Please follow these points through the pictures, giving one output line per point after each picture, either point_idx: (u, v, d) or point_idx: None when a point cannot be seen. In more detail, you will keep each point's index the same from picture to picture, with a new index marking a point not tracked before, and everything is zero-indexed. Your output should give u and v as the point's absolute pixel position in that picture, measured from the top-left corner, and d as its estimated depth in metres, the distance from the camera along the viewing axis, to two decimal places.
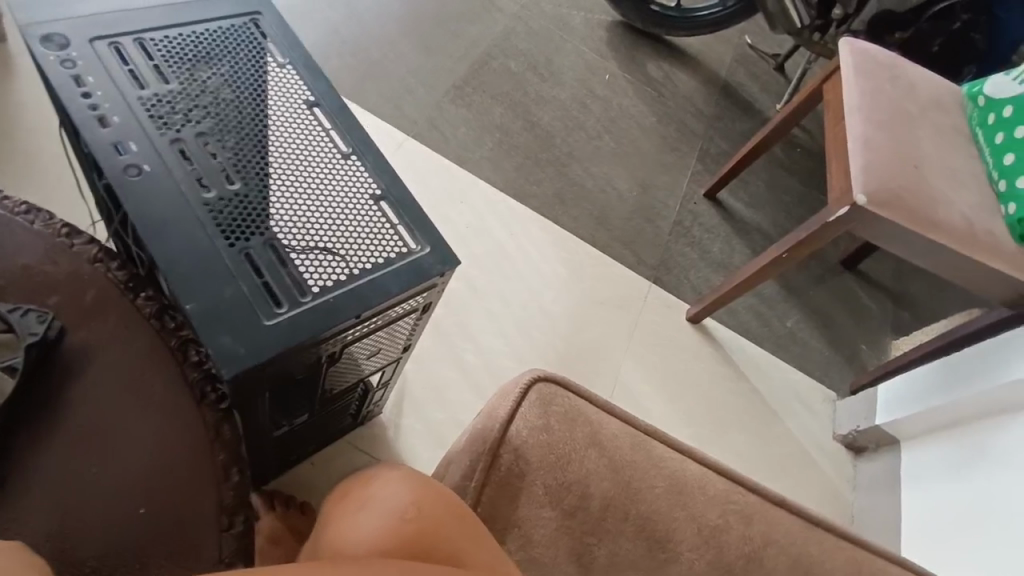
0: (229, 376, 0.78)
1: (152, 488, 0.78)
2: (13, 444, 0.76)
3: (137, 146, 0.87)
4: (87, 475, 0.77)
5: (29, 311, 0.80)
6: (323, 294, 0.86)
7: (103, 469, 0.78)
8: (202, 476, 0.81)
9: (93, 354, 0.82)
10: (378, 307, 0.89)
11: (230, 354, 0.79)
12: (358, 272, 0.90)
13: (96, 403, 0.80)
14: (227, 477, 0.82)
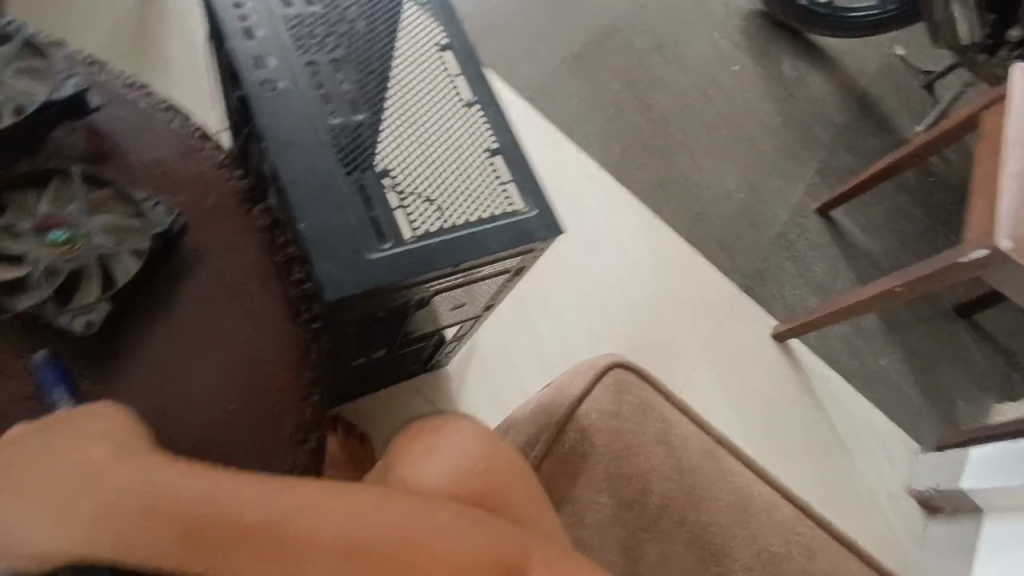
0: (327, 301, 0.80)
1: (241, 389, 0.83)
2: (128, 321, 0.82)
3: (275, 63, 0.89)
4: (188, 366, 0.82)
5: (156, 202, 0.84)
6: (426, 239, 0.86)
7: (202, 363, 0.83)
8: (286, 389, 0.84)
9: (208, 254, 0.87)
10: (476, 262, 0.88)
11: (332, 279, 0.81)
12: (462, 223, 0.89)
13: (203, 300, 0.85)
14: (309, 395, 0.84)
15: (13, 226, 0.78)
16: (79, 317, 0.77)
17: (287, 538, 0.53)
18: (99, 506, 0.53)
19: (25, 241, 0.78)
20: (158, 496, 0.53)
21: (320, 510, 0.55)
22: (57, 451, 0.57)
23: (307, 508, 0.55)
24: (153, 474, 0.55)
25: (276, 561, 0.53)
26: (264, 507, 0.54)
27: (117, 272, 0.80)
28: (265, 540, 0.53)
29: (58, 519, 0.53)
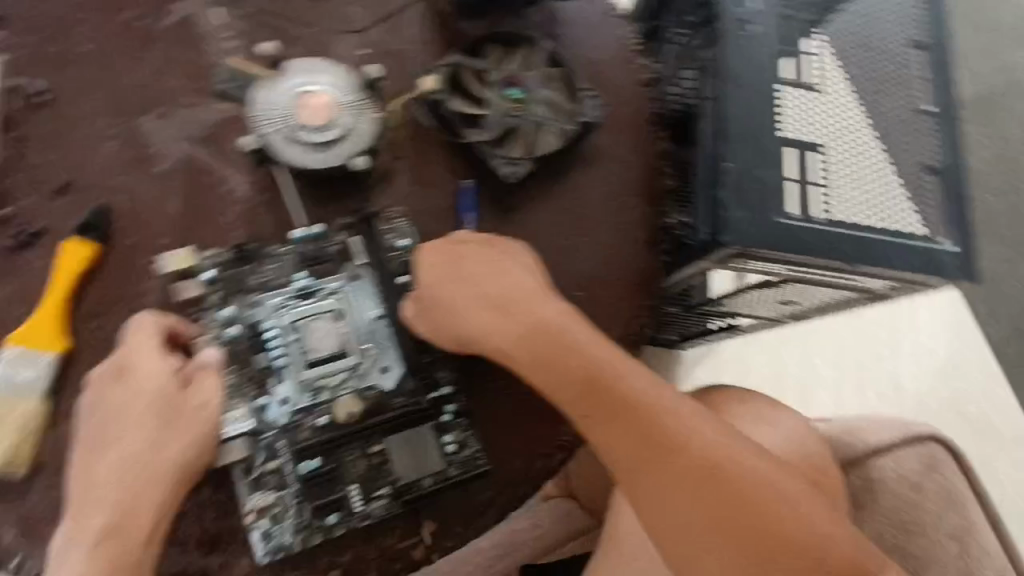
0: (724, 242, 0.81)
1: (590, 284, 0.91)
2: (527, 186, 0.92)
3: (757, 5, 0.90)
4: (557, 244, 0.91)
5: (590, 94, 0.93)
6: (838, 226, 0.83)
7: (569, 247, 0.92)
8: (624, 301, 0.92)
9: (606, 158, 0.95)
10: (874, 270, 0.84)
11: (738, 224, 0.82)
12: (878, 226, 0.84)
13: (588, 195, 0.93)
14: (640, 316, 0.92)
15: (485, 71, 0.90)
16: (507, 163, 0.89)
17: (654, 434, 0.65)
18: (532, 338, 0.69)
19: (490, 86, 0.90)
20: (570, 353, 0.67)
21: (677, 425, 0.65)
22: (504, 274, 0.72)
23: (672, 421, 0.66)
24: (573, 332, 0.69)
25: (643, 443, 0.65)
26: (641, 399, 0.66)
27: (536, 145, 0.90)
28: (636, 427, 0.65)
29: (481, 317, 0.70)
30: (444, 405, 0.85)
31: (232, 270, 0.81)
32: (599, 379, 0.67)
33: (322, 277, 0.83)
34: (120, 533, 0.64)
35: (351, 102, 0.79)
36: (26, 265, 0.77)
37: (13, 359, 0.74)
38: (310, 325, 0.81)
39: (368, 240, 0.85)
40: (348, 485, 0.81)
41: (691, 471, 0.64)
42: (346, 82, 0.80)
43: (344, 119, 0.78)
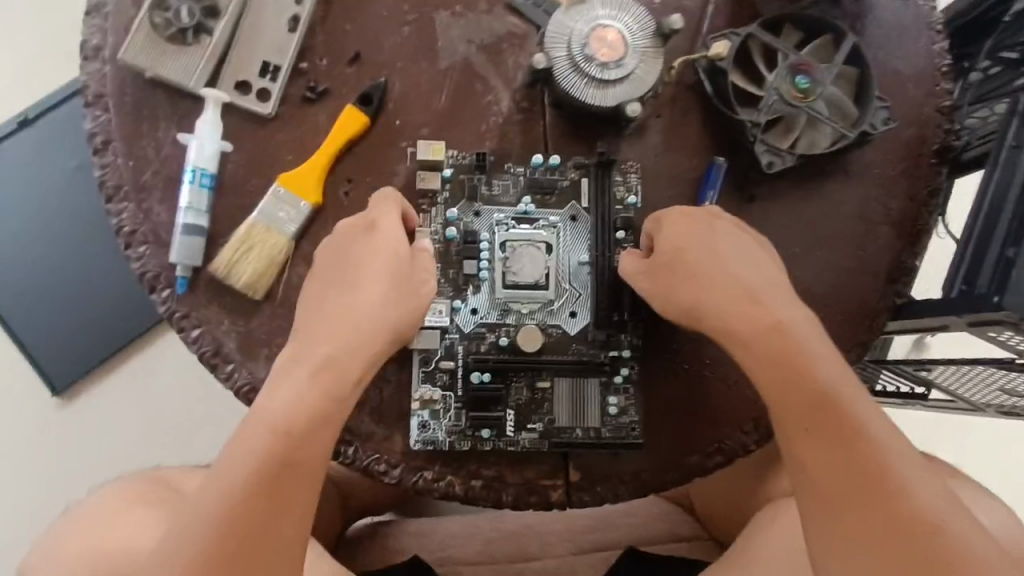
0: None
1: (811, 301, 0.88)
2: (780, 180, 0.89)
3: None
4: (790, 250, 0.88)
5: (881, 107, 0.86)
6: None
7: (801, 256, 0.88)
8: (839, 329, 0.88)
9: (871, 177, 0.90)
10: None
11: None
12: None
13: (838, 209, 0.89)
14: (851, 349, 0.88)
15: (779, 50, 0.84)
16: (768, 153, 0.85)
17: (860, 467, 0.65)
18: (767, 331, 0.71)
19: (779, 67, 0.83)
20: (803, 359, 0.70)
21: (890, 471, 0.64)
22: (754, 265, 0.74)
23: (886, 465, 0.64)
24: (810, 341, 0.71)
25: (844, 471, 0.65)
26: (860, 429, 0.66)
27: (802, 140, 0.85)
28: (845, 453, 0.66)
29: (723, 295, 0.73)
30: (620, 366, 0.83)
31: (468, 175, 0.84)
32: (823, 394, 0.68)
33: (544, 207, 0.84)
34: (339, 368, 0.68)
35: (643, 46, 0.78)
36: (308, 117, 0.84)
37: (281, 195, 0.81)
38: (520, 249, 0.82)
39: (597, 184, 0.85)
40: (507, 409, 0.82)
41: (889, 518, 0.63)
42: (641, 24, 0.79)
43: (633, 62, 0.78)
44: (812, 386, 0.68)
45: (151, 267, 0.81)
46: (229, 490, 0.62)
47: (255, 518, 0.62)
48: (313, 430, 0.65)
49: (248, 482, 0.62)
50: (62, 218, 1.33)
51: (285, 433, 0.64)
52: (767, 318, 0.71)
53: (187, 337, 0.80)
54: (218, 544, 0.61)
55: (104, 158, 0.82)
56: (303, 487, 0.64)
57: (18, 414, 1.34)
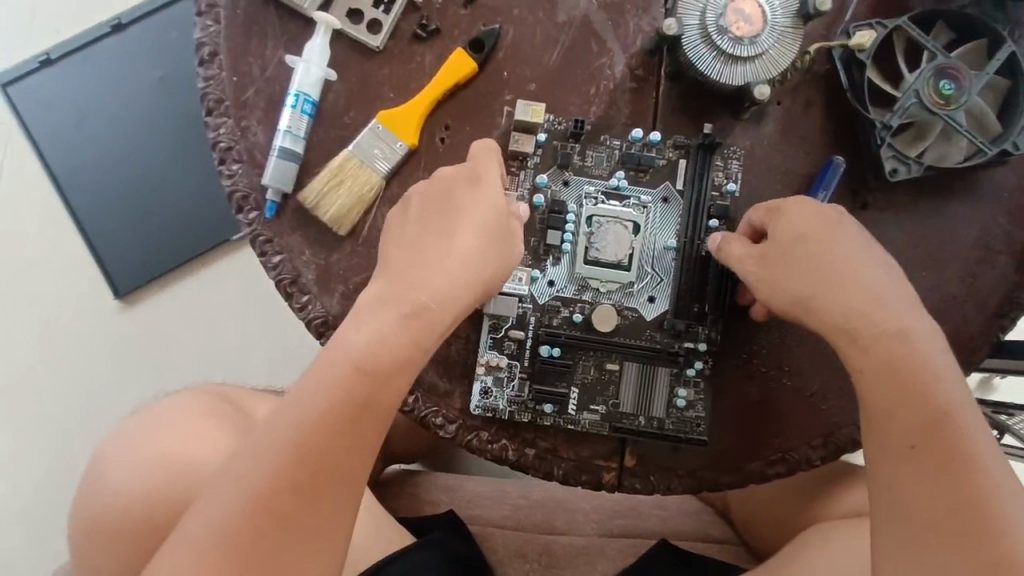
0: None
1: None
2: (898, 189, 0.83)
3: None
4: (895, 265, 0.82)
5: None
6: None
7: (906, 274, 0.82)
8: None
9: (999, 200, 0.83)
10: None
11: None
12: None
13: (956, 228, 0.83)
14: None
15: (926, 49, 0.78)
16: (894, 160, 0.79)
17: (958, 498, 0.61)
18: (885, 343, 0.67)
19: (923, 69, 0.77)
20: (924, 378, 0.65)
21: (987, 509, 0.61)
22: (877, 264, 0.70)
23: (986, 502, 0.61)
24: (933, 361, 0.66)
25: (935, 497, 0.62)
26: (967, 461, 0.62)
27: (930, 151, 0.80)
28: (947, 482, 0.62)
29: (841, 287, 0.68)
30: (693, 360, 0.80)
31: (562, 142, 0.81)
32: (936, 417, 0.64)
33: (636, 184, 0.81)
34: (429, 317, 0.67)
35: (780, 26, 0.75)
36: (416, 56, 0.82)
37: (377, 132, 0.79)
38: (606, 225, 0.79)
39: (695, 168, 0.81)
40: (572, 386, 0.79)
41: (974, 556, 0.60)
42: (782, 3, 0.76)
43: (766, 41, 0.75)
44: (927, 409, 0.64)
45: (242, 186, 0.80)
46: (306, 420, 0.62)
47: (326, 450, 0.61)
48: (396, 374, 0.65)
49: (324, 415, 0.62)
50: (143, 129, 1.35)
51: (366, 371, 0.64)
52: (890, 330, 0.67)
53: (268, 262, 0.79)
54: (286, 473, 0.60)
55: (209, 69, 0.81)
56: (373, 427, 0.64)
57: (82, 310, 1.38)
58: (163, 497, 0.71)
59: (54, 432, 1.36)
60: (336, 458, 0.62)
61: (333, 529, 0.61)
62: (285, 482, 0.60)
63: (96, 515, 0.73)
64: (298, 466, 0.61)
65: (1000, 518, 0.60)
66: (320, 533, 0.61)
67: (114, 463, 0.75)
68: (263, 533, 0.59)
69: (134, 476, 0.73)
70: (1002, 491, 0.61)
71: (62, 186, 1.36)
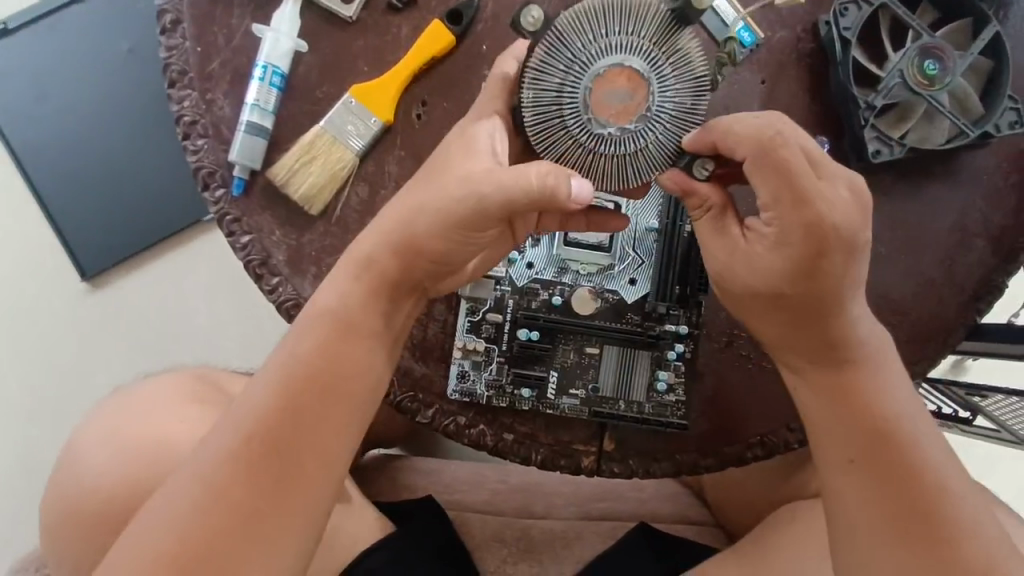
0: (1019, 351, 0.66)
1: (888, 305, 0.82)
2: (881, 171, 0.82)
3: None
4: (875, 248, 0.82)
5: (1011, 109, 0.79)
6: None
7: (885, 257, 0.82)
8: (913, 341, 0.82)
9: (980, 184, 0.83)
10: None
11: None
12: None
13: (936, 211, 0.82)
14: (918, 362, 0.82)
15: (911, 28, 0.78)
16: (877, 141, 0.79)
17: (853, 411, 0.65)
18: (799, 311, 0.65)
19: (908, 48, 0.77)
20: (864, 393, 0.66)
21: (881, 415, 0.65)
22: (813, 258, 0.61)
23: (876, 411, 0.65)
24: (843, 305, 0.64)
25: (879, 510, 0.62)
26: (914, 472, 0.62)
27: (913, 133, 0.80)
28: (842, 399, 0.66)
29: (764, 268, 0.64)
30: (674, 343, 0.79)
31: None
32: (881, 430, 0.64)
33: None
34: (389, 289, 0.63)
35: (666, 116, 0.59)
36: (391, 28, 0.79)
37: (351, 107, 0.76)
38: None
39: None
40: (551, 370, 0.78)
41: (871, 460, 0.63)
42: (661, 82, 0.59)
43: (646, 138, 0.60)
44: (864, 420, 0.65)
45: (208, 162, 0.76)
46: (264, 408, 0.58)
47: (286, 437, 0.58)
48: (359, 353, 0.62)
49: (282, 400, 0.59)
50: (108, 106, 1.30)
51: (333, 356, 0.61)
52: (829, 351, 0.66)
53: (236, 242, 0.76)
54: (254, 453, 0.57)
55: (171, 38, 0.77)
56: (344, 409, 0.61)
57: (47, 292, 1.33)
58: (131, 484, 0.68)
59: (19, 418, 1.32)
60: (308, 437, 0.59)
61: (301, 511, 0.58)
62: (249, 462, 0.57)
63: (66, 504, 0.71)
64: (253, 455, 0.57)
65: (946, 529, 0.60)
66: (286, 516, 0.57)
67: (88, 449, 0.72)
68: (227, 517, 0.56)
69: (105, 465, 0.70)
70: (880, 386, 0.66)
71: (23, 164, 1.30)
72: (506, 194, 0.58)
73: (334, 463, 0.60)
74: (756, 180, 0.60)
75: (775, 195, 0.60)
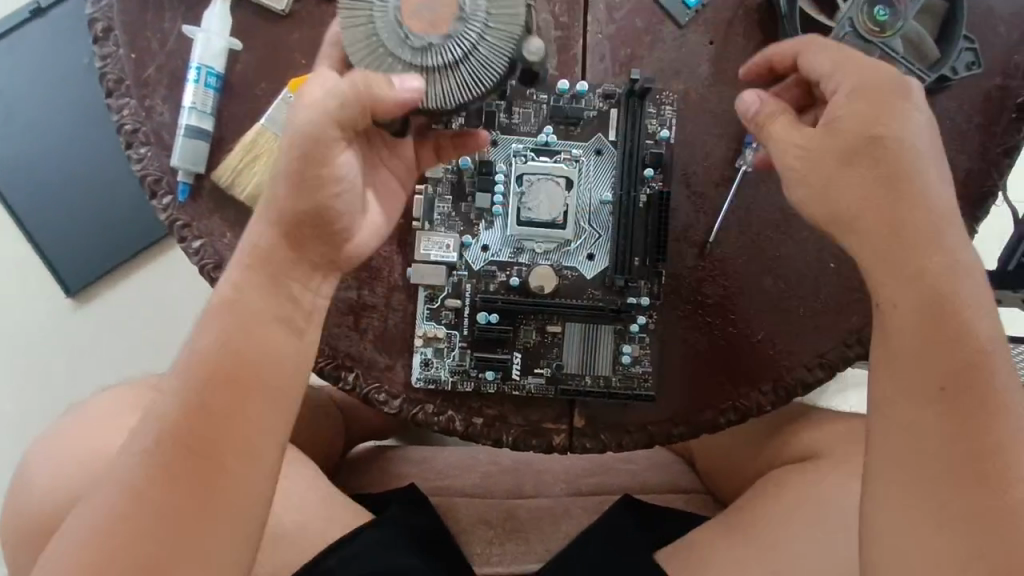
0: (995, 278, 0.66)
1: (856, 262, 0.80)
2: None
3: None
4: None
5: (967, 49, 0.79)
6: None
7: None
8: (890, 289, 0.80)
9: (943, 128, 0.81)
10: None
11: None
12: None
13: None
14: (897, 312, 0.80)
15: None
16: None
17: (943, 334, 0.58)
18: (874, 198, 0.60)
19: None
20: (960, 318, 0.58)
21: (968, 340, 0.58)
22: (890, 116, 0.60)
23: (962, 337, 0.58)
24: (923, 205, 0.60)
25: (933, 443, 0.57)
26: (981, 404, 0.57)
27: None
28: (936, 323, 0.58)
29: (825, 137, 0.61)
30: (636, 315, 0.78)
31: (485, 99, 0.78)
32: (967, 355, 0.58)
33: (566, 139, 0.78)
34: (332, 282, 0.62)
35: (479, 14, 0.60)
36: (326, 17, 0.77)
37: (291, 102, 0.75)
38: (537, 183, 0.76)
39: (627, 117, 0.78)
40: (514, 351, 0.78)
41: (953, 393, 0.57)
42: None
43: (465, 43, 0.60)
44: (953, 345, 0.58)
45: (153, 170, 0.76)
46: (177, 411, 0.58)
47: (197, 435, 0.58)
48: (273, 330, 0.61)
49: (192, 401, 0.58)
50: (85, 113, 1.30)
51: (240, 346, 0.60)
52: (912, 264, 0.59)
53: (188, 248, 0.76)
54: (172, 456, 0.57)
55: (104, 47, 0.76)
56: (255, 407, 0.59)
57: (32, 311, 1.34)
58: None
59: (15, 435, 1.33)
60: (223, 435, 0.58)
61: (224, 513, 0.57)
62: (167, 466, 0.57)
63: (35, 522, 0.71)
64: (168, 459, 0.57)
65: (1000, 467, 0.56)
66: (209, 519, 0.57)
67: (54, 465, 0.72)
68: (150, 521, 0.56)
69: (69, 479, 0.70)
70: (969, 310, 0.59)
71: None
72: (338, 117, 0.59)
73: (259, 451, 0.59)
74: (808, 64, 0.65)
75: (834, 62, 0.63)
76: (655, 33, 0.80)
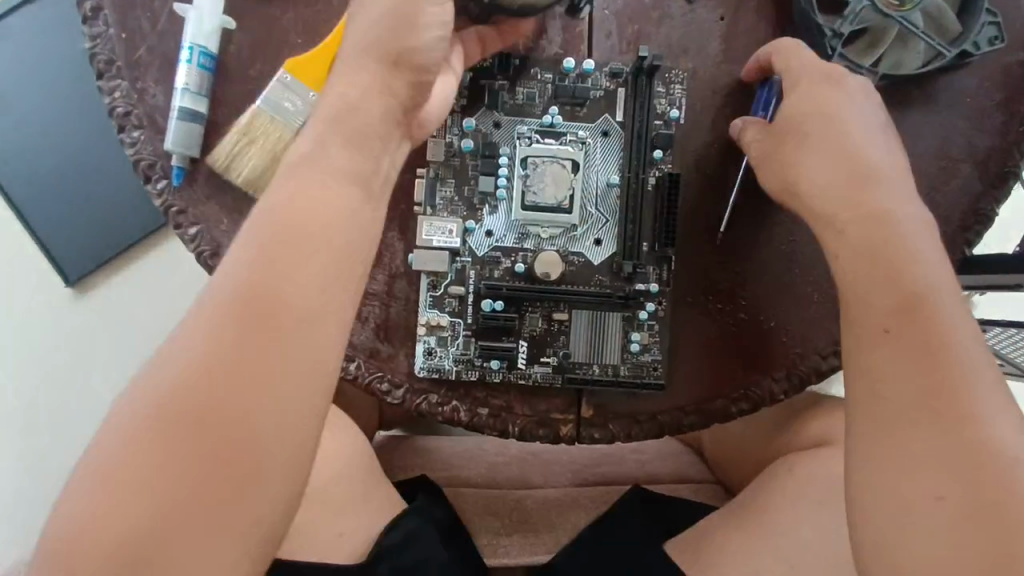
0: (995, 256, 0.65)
1: None
2: None
3: None
4: None
5: (989, 23, 0.76)
6: None
7: None
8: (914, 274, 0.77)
9: (962, 106, 0.78)
10: None
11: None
12: None
13: (917, 140, 0.78)
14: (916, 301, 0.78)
15: None
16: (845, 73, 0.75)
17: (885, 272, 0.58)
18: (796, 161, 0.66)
19: None
20: (900, 253, 0.58)
21: (910, 275, 0.57)
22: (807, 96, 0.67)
23: (904, 272, 0.57)
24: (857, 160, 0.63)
25: (894, 397, 0.54)
26: (935, 343, 0.54)
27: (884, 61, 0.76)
28: (877, 264, 0.58)
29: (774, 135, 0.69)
30: (645, 301, 0.76)
31: (488, 79, 0.75)
32: (911, 290, 0.56)
33: (572, 120, 0.76)
34: None
35: None
36: None
37: (287, 82, 0.73)
38: (542, 165, 0.74)
39: (636, 97, 0.76)
40: (520, 339, 0.75)
41: (901, 330, 0.55)
42: None
43: None
44: (897, 282, 0.57)
45: (146, 154, 0.73)
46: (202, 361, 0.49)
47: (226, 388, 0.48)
48: (312, 273, 0.53)
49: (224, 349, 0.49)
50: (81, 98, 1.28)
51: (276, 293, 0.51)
52: (849, 208, 0.61)
53: (184, 235, 0.73)
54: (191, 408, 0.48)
55: (94, 27, 0.73)
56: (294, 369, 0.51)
57: (32, 302, 1.32)
58: None
59: (16, 428, 1.31)
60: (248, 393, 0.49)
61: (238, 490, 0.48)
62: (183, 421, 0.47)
63: None
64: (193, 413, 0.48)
65: (954, 402, 0.52)
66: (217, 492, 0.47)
67: None
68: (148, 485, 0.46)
69: None
70: (907, 244, 0.58)
71: None
72: None
73: (278, 420, 0.49)
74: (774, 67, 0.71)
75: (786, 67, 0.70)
76: (663, 10, 0.78)
